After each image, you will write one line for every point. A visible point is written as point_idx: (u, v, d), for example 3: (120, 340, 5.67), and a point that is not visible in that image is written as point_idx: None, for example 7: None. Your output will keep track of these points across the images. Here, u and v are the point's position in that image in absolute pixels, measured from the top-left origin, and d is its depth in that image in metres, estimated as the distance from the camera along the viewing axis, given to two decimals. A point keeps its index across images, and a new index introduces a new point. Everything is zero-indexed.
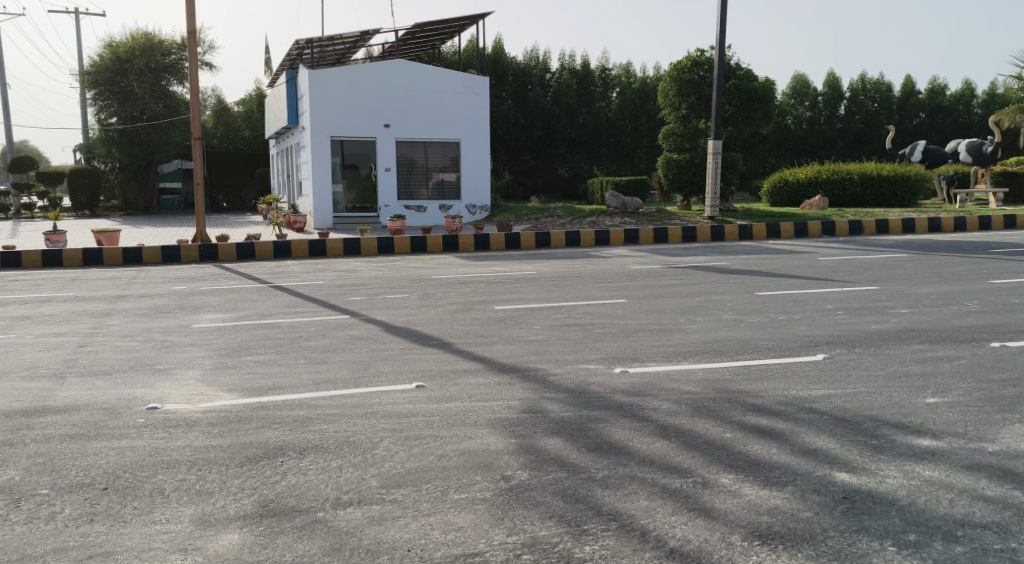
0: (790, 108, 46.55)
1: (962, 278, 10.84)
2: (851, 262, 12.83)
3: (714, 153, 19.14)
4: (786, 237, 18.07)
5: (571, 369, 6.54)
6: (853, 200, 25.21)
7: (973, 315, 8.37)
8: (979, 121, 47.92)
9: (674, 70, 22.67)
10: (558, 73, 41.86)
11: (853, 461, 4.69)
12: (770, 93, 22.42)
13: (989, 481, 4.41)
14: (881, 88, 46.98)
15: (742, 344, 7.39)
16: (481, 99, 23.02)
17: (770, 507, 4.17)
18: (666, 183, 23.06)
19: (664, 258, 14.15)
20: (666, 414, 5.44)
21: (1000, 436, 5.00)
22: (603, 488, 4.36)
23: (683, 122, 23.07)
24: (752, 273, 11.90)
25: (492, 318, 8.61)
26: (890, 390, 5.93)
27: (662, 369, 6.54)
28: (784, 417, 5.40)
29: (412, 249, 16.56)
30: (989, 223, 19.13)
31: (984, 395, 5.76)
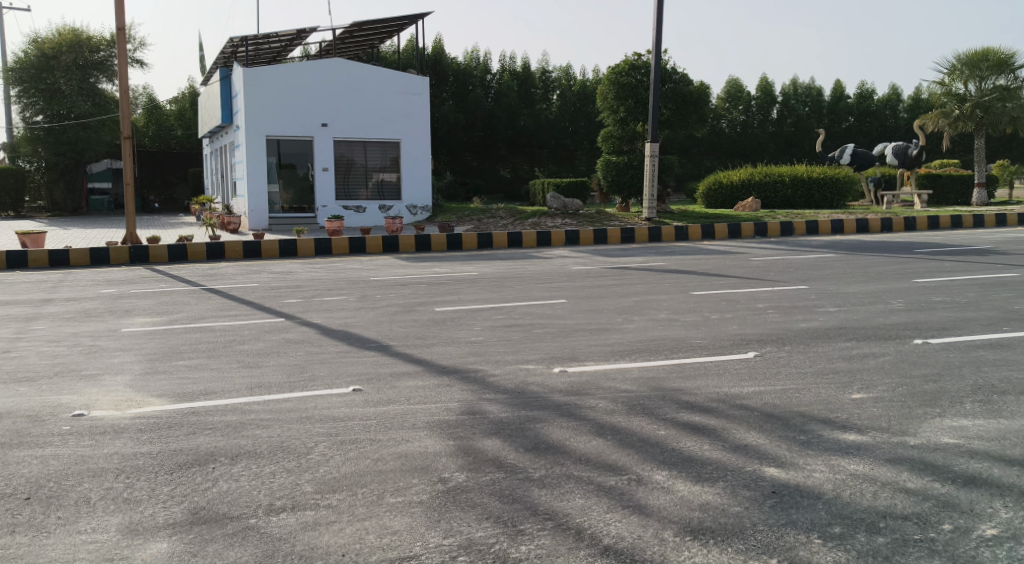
0: (724, 112, 47.46)
1: (887, 277, 11.18)
2: (783, 263, 13.13)
3: (651, 155, 19.38)
4: (721, 238, 18.43)
5: (510, 369, 6.57)
6: (784, 201, 25.82)
7: (898, 313, 8.63)
8: (905, 125, 49.44)
9: (611, 73, 22.89)
10: (499, 75, 42.13)
11: (782, 456, 4.80)
12: (705, 98, 22.80)
13: (910, 473, 4.55)
14: (812, 93, 48.55)
15: (678, 342, 7.51)
16: (421, 99, 22.92)
17: (702, 503, 4.25)
18: (605, 186, 23.32)
19: (602, 259, 14.30)
20: (603, 412, 5.50)
21: (921, 430, 5.17)
22: (539, 488, 4.40)
23: (621, 126, 23.31)
24: (687, 273, 12.10)
25: (431, 320, 8.61)
26: (818, 387, 6.08)
27: (601, 368, 6.60)
28: (716, 413, 5.50)
29: (350, 249, 16.44)
30: (914, 223, 19.73)
31: (906, 390, 5.95)
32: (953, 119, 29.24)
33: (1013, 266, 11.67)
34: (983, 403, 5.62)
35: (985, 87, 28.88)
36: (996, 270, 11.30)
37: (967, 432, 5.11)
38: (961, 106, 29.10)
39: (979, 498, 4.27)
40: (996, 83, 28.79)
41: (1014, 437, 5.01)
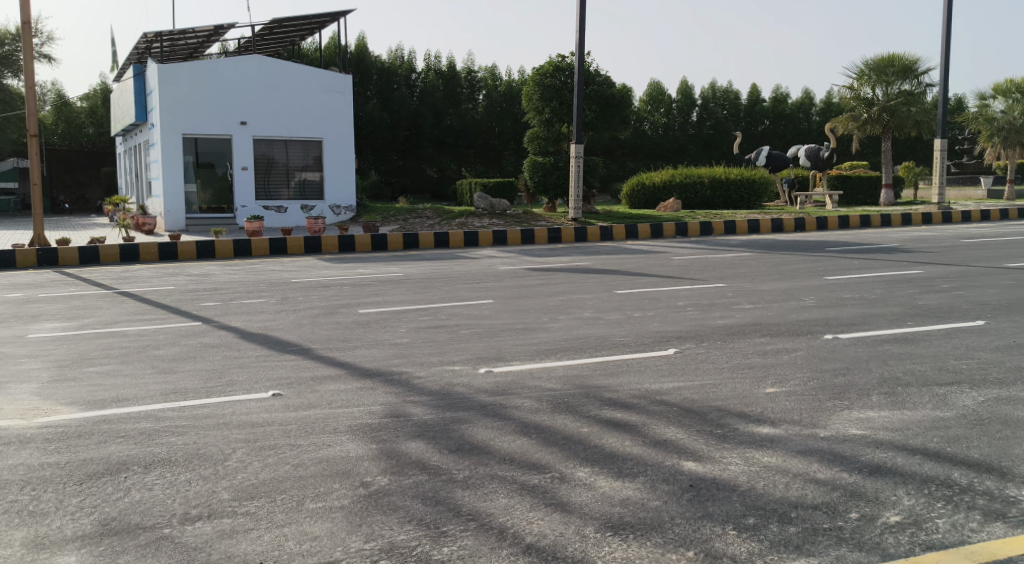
0: (647, 115, 48.07)
1: (801, 275, 11.50)
2: (702, 262, 13.40)
3: (576, 156, 19.56)
4: (643, 237, 18.74)
5: (435, 370, 6.57)
6: (703, 202, 26.31)
7: (810, 309, 8.90)
8: (817, 128, 51.10)
9: (536, 74, 23.06)
10: (423, 74, 42.13)
11: (699, 450, 4.91)
12: (627, 100, 23.11)
13: (820, 464, 4.71)
14: (730, 96, 49.52)
15: (601, 340, 7.60)
16: (343, 97, 22.72)
17: (622, 498, 4.32)
18: (531, 187, 23.45)
19: (527, 259, 14.36)
20: (527, 411, 5.55)
21: (830, 422, 5.34)
22: (462, 489, 4.41)
23: (547, 127, 23.49)
24: (611, 272, 12.25)
25: (355, 322, 8.54)
26: (734, 382, 6.22)
27: (525, 368, 6.64)
28: (637, 409, 5.60)
29: (271, 251, 16.19)
30: (825, 223, 20.34)
31: (817, 384, 6.13)
32: (862, 122, 30.25)
33: (918, 263, 12.15)
34: (889, 395, 5.83)
35: (892, 91, 29.95)
36: (902, 268, 11.74)
37: (874, 423, 5.30)
38: (868, 110, 30.10)
39: (884, 486, 4.42)
40: (901, 88, 29.90)
41: (917, 427, 5.21)
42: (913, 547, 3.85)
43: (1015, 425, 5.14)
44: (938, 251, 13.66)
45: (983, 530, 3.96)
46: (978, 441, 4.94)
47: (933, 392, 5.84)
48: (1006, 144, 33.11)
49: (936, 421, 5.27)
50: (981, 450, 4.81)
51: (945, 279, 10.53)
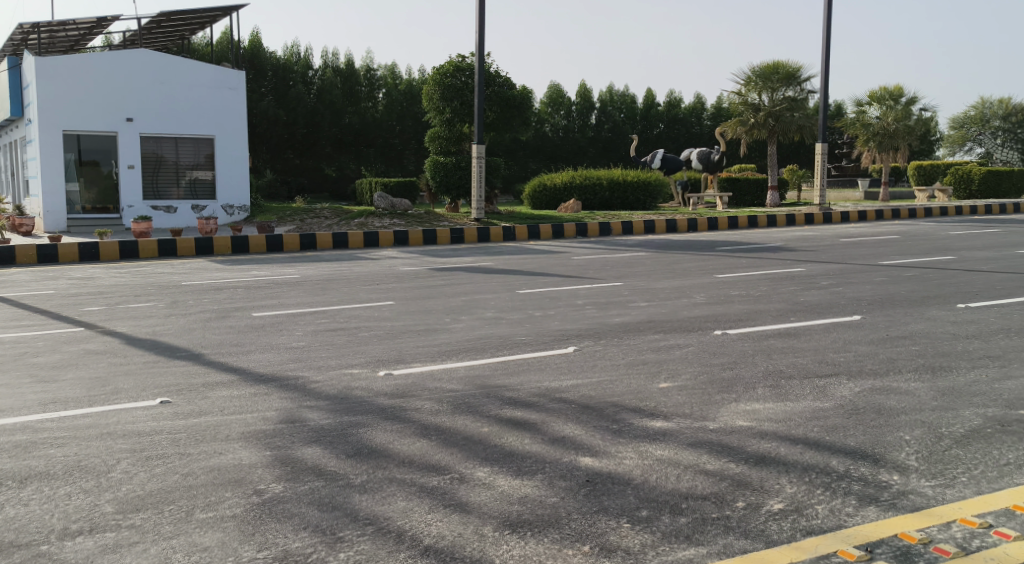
0: (547, 117, 48.54)
1: (694, 273, 11.81)
2: (600, 261, 13.62)
3: (478, 157, 19.57)
4: (546, 238, 18.86)
5: (333, 374, 6.50)
6: (602, 204, 26.73)
7: (701, 306, 9.16)
8: (709, 132, 52.58)
9: (436, 74, 23.00)
10: (321, 71, 41.70)
11: (596, 445, 5.00)
12: (527, 101, 23.23)
13: (709, 456, 4.85)
14: (627, 100, 50.58)
15: (502, 340, 7.64)
16: (236, 93, 22.15)
17: (520, 496, 4.36)
18: (433, 187, 23.33)
19: (428, 259, 14.32)
20: (427, 413, 5.54)
21: (720, 415, 5.51)
22: (359, 494, 4.38)
23: (448, 127, 23.42)
24: (511, 272, 12.33)
25: (249, 326, 8.37)
26: (629, 377, 6.37)
27: (425, 369, 6.62)
28: (536, 407, 5.66)
29: (160, 253, 15.72)
30: (716, 224, 21.00)
31: (708, 378, 6.32)
32: (750, 126, 31.18)
33: (802, 261, 12.66)
34: (774, 388, 6.05)
35: (777, 97, 31.04)
36: (787, 266, 12.20)
37: (759, 415, 5.49)
38: (755, 115, 31.04)
39: (768, 475, 4.59)
40: (785, 94, 31.03)
41: (799, 417, 5.43)
42: (795, 533, 3.98)
43: (888, 413, 5.41)
44: (820, 250, 14.24)
45: (858, 514, 4.12)
46: (854, 429, 5.18)
47: (814, 384, 6.10)
48: (881, 148, 34.78)
49: (816, 412, 5.50)
50: (858, 438, 5.04)
51: (825, 276, 10.99)
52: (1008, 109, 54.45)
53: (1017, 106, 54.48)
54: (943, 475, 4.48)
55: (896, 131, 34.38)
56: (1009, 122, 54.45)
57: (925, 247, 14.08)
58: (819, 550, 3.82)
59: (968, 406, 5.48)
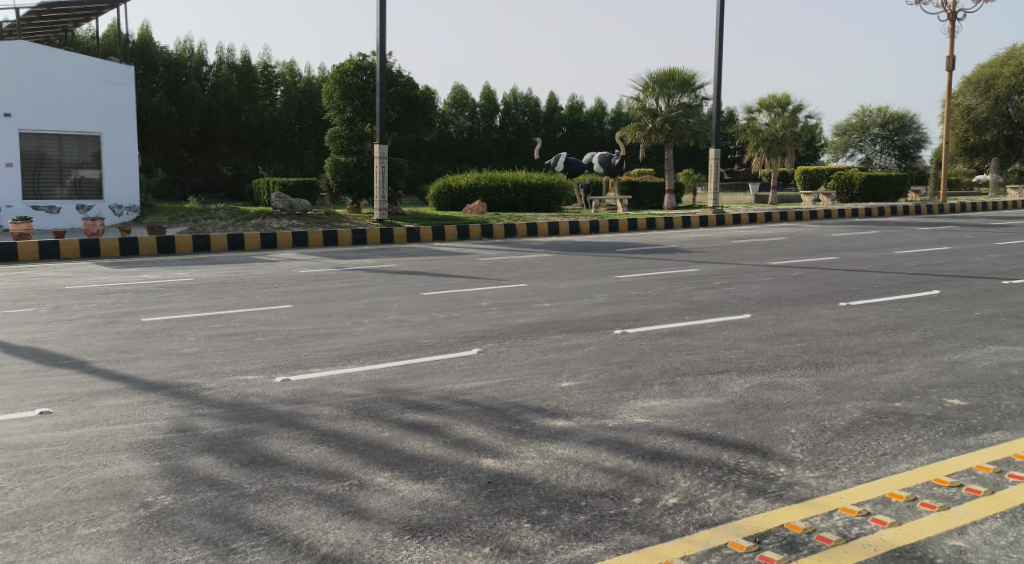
0: (452, 118, 48.58)
1: (595, 273, 11.98)
2: (503, 262, 13.70)
3: (380, 157, 19.40)
4: (450, 239, 18.80)
5: (228, 381, 6.34)
6: (507, 205, 26.83)
7: (601, 306, 9.29)
8: (610, 136, 53.80)
9: (336, 72, 22.79)
10: (216, 67, 40.77)
11: (497, 447, 5.02)
12: (430, 102, 23.22)
13: (608, 453, 4.93)
14: (530, 103, 51.29)
15: (405, 343, 7.59)
16: (125, 89, 21.61)
17: (421, 500, 4.33)
18: (334, 187, 23.00)
19: (330, 261, 14.13)
20: (326, 420, 5.46)
21: (619, 412, 5.61)
22: (253, 503, 4.29)
23: (348, 126, 23.00)
24: (414, 274, 12.27)
25: (138, 331, 8.11)
26: (532, 377, 6.42)
27: (325, 374, 6.52)
28: (438, 410, 5.65)
29: (42, 255, 15.07)
30: (616, 226, 21.39)
31: (607, 376, 6.43)
32: (648, 131, 31.99)
33: (694, 262, 13.01)
34: (670, 385, 6.19)
35: (673, 103, 31.80)
36: (683, 266, 12.51)
37: (656, 411, 5.61)
38: (653, 120, 31.82)
39: (664, 471, 4.69)
40: (681, 100, 31.78)
41: (693, 412, 5.58)
42: (688, 527, 4.07)
43: (775, 408, 5.60)
44: (712, 251, 14.66)
45: (748, 506, 4.25)
46: (745, 424, 5.34)
47: (707, 380, 6.27)
48: (770, 154, 36.02)
49: (709, 407, 5.66)
50: (748, 432, 5.20)
51: (718, 276, 11.32)
52: (885, 118, 57.02)
53: (894, 114, 57.15)
54: (826, 466, 4.66)
55: (784, 137, 35.64)
56: (886, 130, 56.89)
57: (811, 248, 14.64)
58: (711, 542, 3.93)
59: (849, 399, 5.72)
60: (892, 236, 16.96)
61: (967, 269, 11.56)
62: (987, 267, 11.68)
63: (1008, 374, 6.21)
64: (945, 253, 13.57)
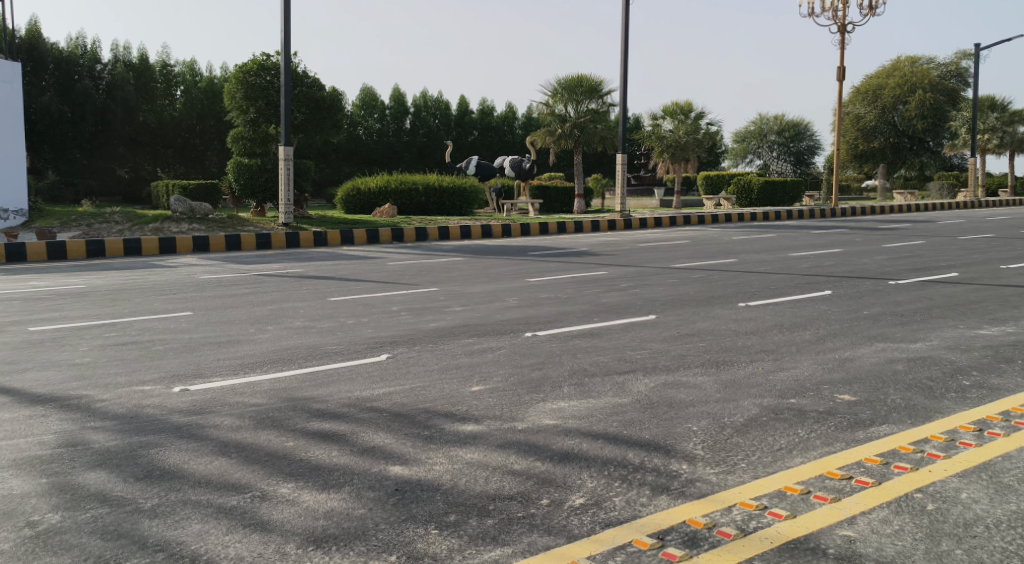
0: (361, 119, 48.07)
1: (505, 277, 12.04)
2: (414, 266, 13.65)
3: (286, 159, 19.03)
4: (360, 242, 18.69)
5: (123, 392, 6.14)
6: (418, 208, 26.86)
7: (512, 309, 9.33)
8: (521, 141, 54.39)
9: (239, 72, 22.15)
10: (111, 65, 39.68)
11: (406, 453, 4.99)
12: (337, 103, 22.91)
13: (517, 455, 4.96)
14: (441, 106, 51.31)
15: (312, 350, 7.48)
16: (11, 87, 20.96)
17: (326, 510, 4.27)
18: (237, 190, 22.58)
19: (233, 267, 13.81)
20: (228, 430, 5.34)
21: (528, 415, 5.64)
22: (149, 519, 4.16)
23: (252, 127, 22.73)
24: (322, 278, 12.12)
25: (27, 341, 7.78)
26: (441, 382, 6.40)
27: (226, 384, 6.38)
28: (345, 418, 5.58)
29: None
30: (528, 229, 21.57)
31: (517, 379, 6.46)
32: (557, 136, 32.17)
33: (602, 265, 13.19)
34: (578, 386, 6.26)
35: (582, 109, 32.21)
36: (592, 269, 12.70)
37: (564, 412, 5.67)
38: (562, 125, 32.09)
39: (571, 471, 4.73)
40: (589, 106, 32.25)
41: (600, 413, 5.65)
42: (594, 526, 4.12)
43: (678, 406, 5.73)
44: (618, 254, 14.91)
45: (651, 504, 4.32)
46: (650, 423, 5.43)
47: (614, 380, 6.36)
48: (674, 160, 36.83)
49: (616, 407, 5.74)
50: (652, 430, 5.29)
51: (625, 278, 11.52)
52: (782, 125, 58.74)
53: (790, 122, 59.09)
54: (725, 462, 4.79)
55: (687, 144, 36.53)
56: (783, 137, 58.78)
57: (712, 251, 15.01)
58: (616, 541, 3.98)
59: (748, 397, 5.88)
60: (787, 239, 17.54)
61: (859, 269, 12.07)
62: (876, 267, 12.21)
63: (894, 369, 6.47)
64: (839, 254, 14.15)
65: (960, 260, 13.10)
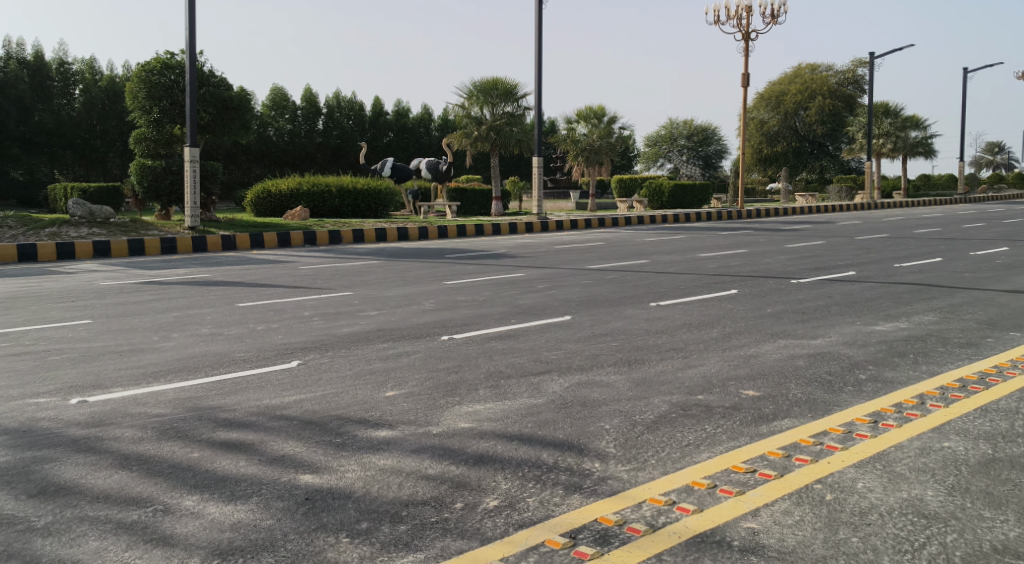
0: (271, 120, 47.08)
1: (420, 280, 11.98)
2: (327, 270, 13.48)
3: (191, 161, 18.59)
4: (270, 246, 18.42)
5: (17, 405, 5.90)
6: (332, 211, 26.41)
7: (427, 313, 9.29)
8: (436, 143, 54.21)
9: (141, 71, 21.59)
10: (4, 63, 38.30)
11: (317, 462, 4.92)
12: (246, 103, 22.47)
13: (431, 460, 4.93)
14: (354, 107, 50.67)
15: (220, 358, 7.31)
16: None
17: (232, 522, 4.18)
18: (140, 192, 21.90)
19: (137, 272, 13.43)
20: (129, 442, 5.18)
21: (443, 419, 5.62)
22: (42, 538, 4.00)
23: (155, 127, 22.06)
24: (232, 284, 11.85)
25: None
26: (355, 388, 6.33)
27: (128, 394, 6.19)
28: (253, 427, 5.47)
29: None
30: (445, 232, 21.51)
31: (432, 383, 6.43)
32: (473, 139, 32.26)
33: (518, 267, 13.23)
34: (494, 388, 6.27)
35: (497, 112, 32.32)
36: (507, 271, 12.74)
37: (479, 415, 5.66)
38: (478, 127, 32.17)
39: (485, 474, 4.73)
40: (504, 109, 32.37)
41: (515, 414, 5.66)
42: (508, 528, 4.13)
43: (591, 405, 5.79)
44: (535, 256, 14.99)
45: (564, 503, 4.35)
46: (564, 422, 5.48)
47: (529, 381, 6.39)
48: (588, 163, 37.22)
49: (531, 408, 5.76)
50: (566, 430, 5.33)
51: (540, 280, 11.58)
52: (691, 130, 60.11)
53: (698, 126, 60.36)
54: (636, 459, 4.85)
55: (600, 147, 36.95)
56: (692, 141, 60.03)
57: (625, 252, 15.24)
58: (529, 542, 3.99)
59: (658, 394, 5.98)
60: (697, 241, 17.90)
61: (764, 269, 12.41)
62: (779, 267, 12.56)
63: (795, 365, 6.67)
64: (745, 255, 14.53)
65: (859, 260, 13.58)
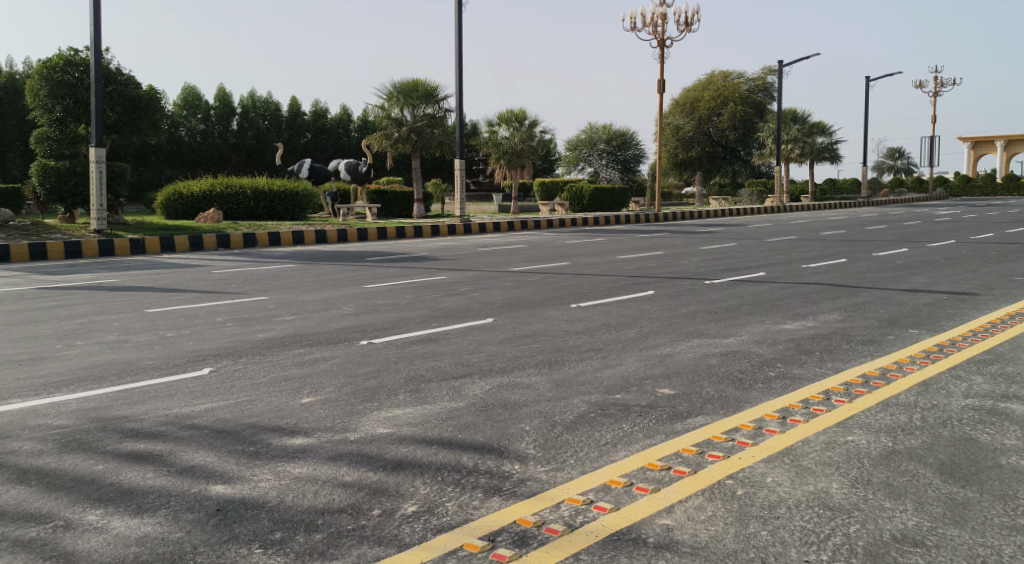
0: (182, 120, 46.26)
1: (338, 283, 11.84)
2: (242, 274, 13.21)
3: (98, 161, 18.00)
4: (181, 249, 17.95)
5: None
6: (247, 213, 25.94)
7: (345, 317, 9.18)
8: (356, 144, 53.57)
9: (42, 68, 20.86)
10: None
11: (229, 471, 4.80)
12: (154, 103, 21.90)
13: (348, 467, 4.87)
14: (270, 107, 50.00)
15: (126, 366, 7.09)
16: None
17: (139, 536, 4.06)
18: (43, 195, 21.10)
19: (40, 277, 12.94)
20: (28, 456, 4.98)
21: (360, 425, 5.56)
22: None
23: (58, 127, 21.36)
24: (142, 289, 11.51)
25: None
26: (270, 396, 6.20)
27: (27, 406, 5.95)
28: (162, 437, 5.32)
29: None
30: (365, 235, 21.28)
31: (350, 389, 6.34)
32: (394, 140, 31.95)
33: (439, 270, 13.19)
34: (413, 392, 6.23)
35: (418, 113, 32.16)
36: (428, 274, 12.67)
37: (399, 420, 5.62)
38: (398, 129, 31.92)
39: (403, 480, 4.69)
40: (425, 111, 32.24)
41: (435, 419, 5.63)
42: (426, 533, 4.10)
43: (512, 407, 5.79)
44: (457, 259, 14.94)
45: (482, 506, 4.34)
46: (483, 425, 5.48)
47: (449, 385, 6.36)
48: (510, 166, 37.32)
49: (450, 412, 5.74)
50: (485, 433, 5.33)
51: (460, 283, 11.56)
52: (610, 135, 60.97)
53: (617, 131, 61.28)
54: (555, 460, 4.87)
55: (522, 151, 37.13)
56: (611, 146, 60.82)
57: (545, 255, 15.33)
58: (447, 546, 3.97)
59: (577, 395, 6.02)
60: (615, 243, 18.11)
61: (679, 270, 12.63)
62: (695, 268, 12.79)
63: (708, 364, 6.79)
64: (662, 257, 14.76)
65: (770, 262, 13.91)
